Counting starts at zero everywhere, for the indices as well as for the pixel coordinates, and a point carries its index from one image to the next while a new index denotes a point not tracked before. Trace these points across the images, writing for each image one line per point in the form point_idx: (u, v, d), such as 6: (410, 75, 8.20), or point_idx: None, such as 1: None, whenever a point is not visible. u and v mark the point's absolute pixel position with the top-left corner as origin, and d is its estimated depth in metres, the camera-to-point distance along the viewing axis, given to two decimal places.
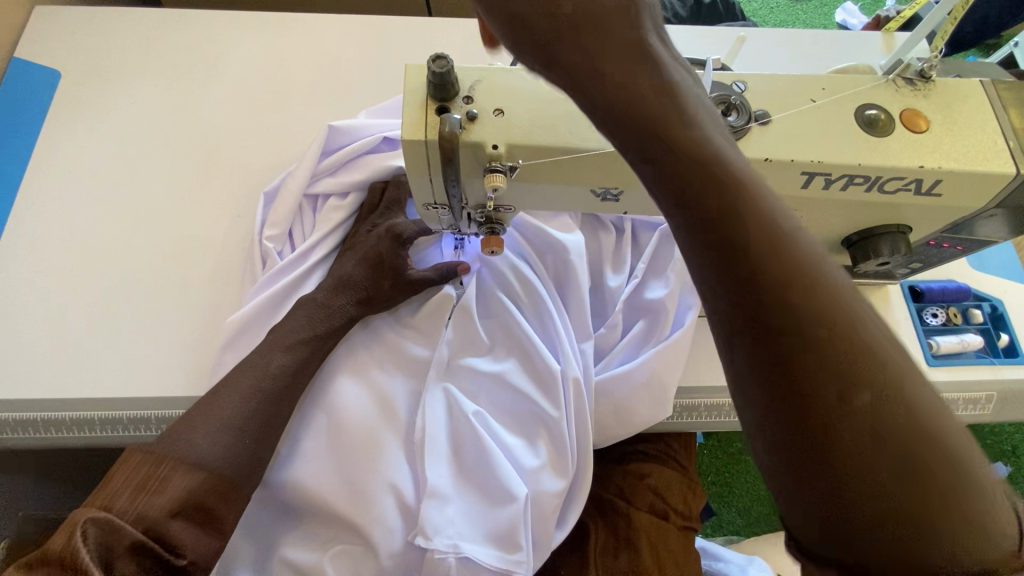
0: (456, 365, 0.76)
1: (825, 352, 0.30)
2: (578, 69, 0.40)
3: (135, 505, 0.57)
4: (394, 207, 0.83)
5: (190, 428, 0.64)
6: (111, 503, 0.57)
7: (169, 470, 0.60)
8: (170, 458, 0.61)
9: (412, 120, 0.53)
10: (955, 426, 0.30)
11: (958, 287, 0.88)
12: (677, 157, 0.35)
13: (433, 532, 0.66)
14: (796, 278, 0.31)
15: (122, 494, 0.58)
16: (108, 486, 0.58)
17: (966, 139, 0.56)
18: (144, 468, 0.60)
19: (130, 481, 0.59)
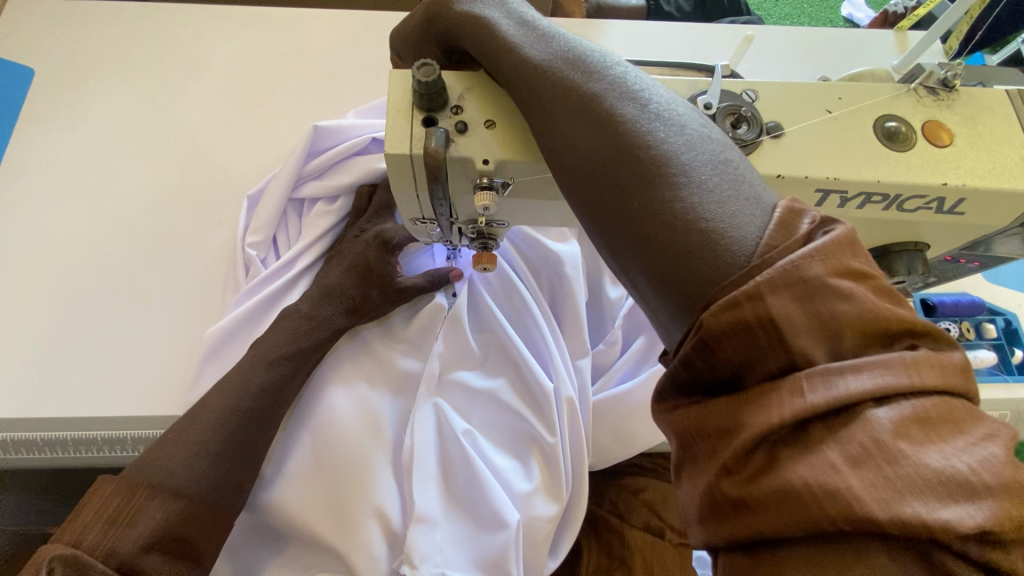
0: (446, 380, 0.72)
1: (693, 273, 0.32)
2: (518, 88, 0.45)
3: (107, 540, 0.53)
4: (384, 212, 0.78)
5: (164, 453, 0.59)
6: (80, 539, 0.53)
7: (144, 500, 0.56)
8: (143, 486, 0.57)
9: (397, 131, 0.48)
10: (829, 336, 0.29)
11: (972, 302, 0.84)
12: (570, 141, 0.40)
13: (421, 560, 0.62)
14: (657, 208, 0.34)
15: (94, 527, 0.53)
16: (79, 518, 0.54)
17: (992, 154, 0.52)
18: (116, 499, 0.55)
19: (101, 513, 0.54)
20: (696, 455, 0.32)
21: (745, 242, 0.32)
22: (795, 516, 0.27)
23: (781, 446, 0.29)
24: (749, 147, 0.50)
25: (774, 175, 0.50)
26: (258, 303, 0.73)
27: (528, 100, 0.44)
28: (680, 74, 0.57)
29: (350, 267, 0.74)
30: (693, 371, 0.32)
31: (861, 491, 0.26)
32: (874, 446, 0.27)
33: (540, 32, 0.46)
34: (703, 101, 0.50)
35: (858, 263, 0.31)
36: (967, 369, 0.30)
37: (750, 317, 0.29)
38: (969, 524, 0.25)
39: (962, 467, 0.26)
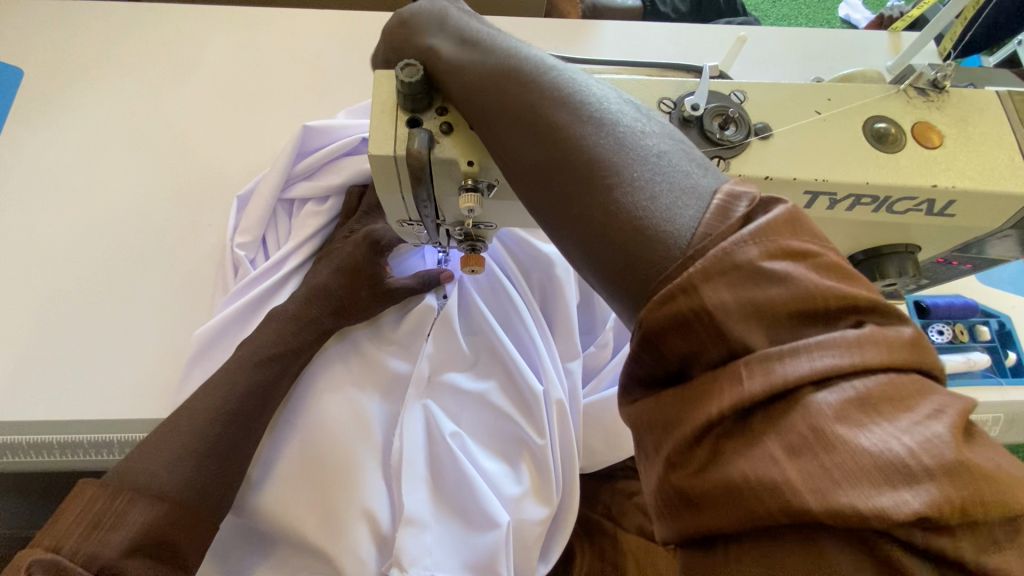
0: (437, 381, 0.72)
1: (629, 271, 0.33)
2: (465, 94, 0.45)
3: (88, 544, 0.52)
4: (373, 214, 0.77)
5: (147, 456, 0.59)
6: (60, 544, 0.52)
7: (126, 503, 0.55)
8: (126, 489, 0.56)
9: (380, 132, 0.48)
10: (767, 323, 0.29)
11: (965, 304, 0.83)
12: (514, 143, 0.40)
13: (410, 563, 0.62)
14: (595, 206, 0.35)
15: (75, 531, 0.53)
16: (60, 522, 0.53)
17: (982, 155, 0.52)
18: (98, 503, 0.55)
19: (82, 517, 0.54)
20: (650, 449, 0.32)
21: (677, 234, 0.32)
22: (735, 508, 0.27)
23: (726, 438, 0.29)
24: (737, 149, 0.50)
25: (763, 176, 0.50)
26: (246, 304, 0.72)
27: (475, 104, 0.44)
28: (668, 75, 0.57)
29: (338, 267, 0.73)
30: (642, 366, 0.32)
31: (795, 481, 0.26)
32: (811, 435, 0.26)
33: (481, 37, 0.46)
34: (690, 102, 0.50)
35: (798, 242, 0.31)
36: (922, 342, 0.29)
37: (684, 308, 0.29)
38: (906, 510, 0.24)
39: (902, 448, 0.25)
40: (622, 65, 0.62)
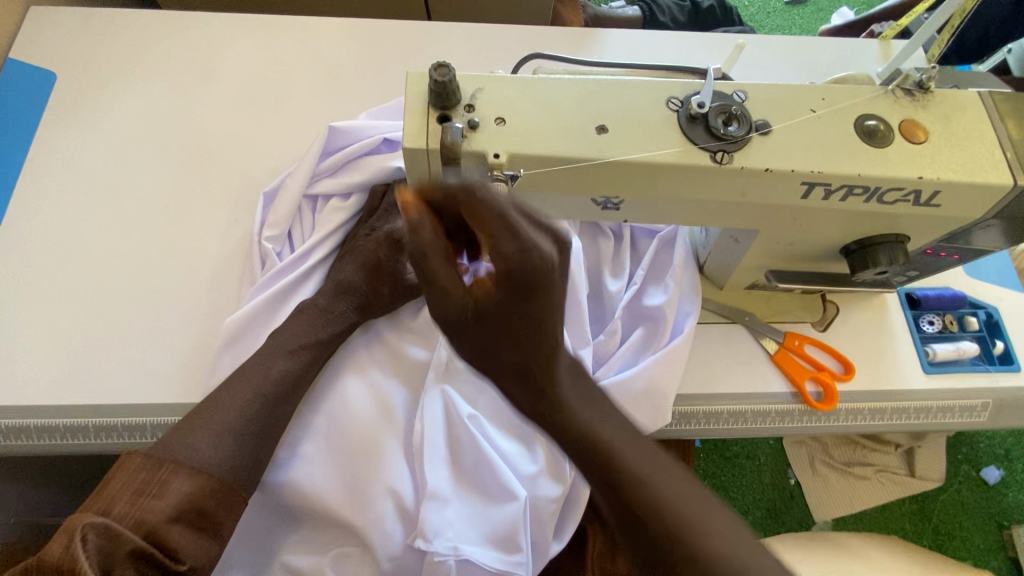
0: (455, 367, 0.74)
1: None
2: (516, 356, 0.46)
3: (134, 510, 0.57)
4: (395, 211, 0.81)
5: (187, 432, 0.62)
6: (110, 508, 0.57)
7: (167, 474, 0.60)
8: (167, 461, 0.60)
9: (413, 128, 0.52)
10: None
11: (953, 295, 0.88)
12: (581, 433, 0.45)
13: (433, 534, 0.65)
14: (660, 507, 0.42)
15: (121, 498, 0.58)
16: (107, 489, 0.58)
17: (964, 150, 0.56)
18: (142, 472, 0.59)
19: (128, 484, 0.58)
20: None
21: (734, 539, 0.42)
22: None
23: None
24: (739, 143, 0.54)
25: (763, 168, 0.54)
26: (274, 294, 0.76)
27: (536, 371, 0.46)
28: (674, 76, 0.61)
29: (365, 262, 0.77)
30: None
31: None
32: None
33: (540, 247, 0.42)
34: (696, 100, 0.54)
35: None
36: None
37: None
38: None
39: None
40: (631, 68, 0.67)
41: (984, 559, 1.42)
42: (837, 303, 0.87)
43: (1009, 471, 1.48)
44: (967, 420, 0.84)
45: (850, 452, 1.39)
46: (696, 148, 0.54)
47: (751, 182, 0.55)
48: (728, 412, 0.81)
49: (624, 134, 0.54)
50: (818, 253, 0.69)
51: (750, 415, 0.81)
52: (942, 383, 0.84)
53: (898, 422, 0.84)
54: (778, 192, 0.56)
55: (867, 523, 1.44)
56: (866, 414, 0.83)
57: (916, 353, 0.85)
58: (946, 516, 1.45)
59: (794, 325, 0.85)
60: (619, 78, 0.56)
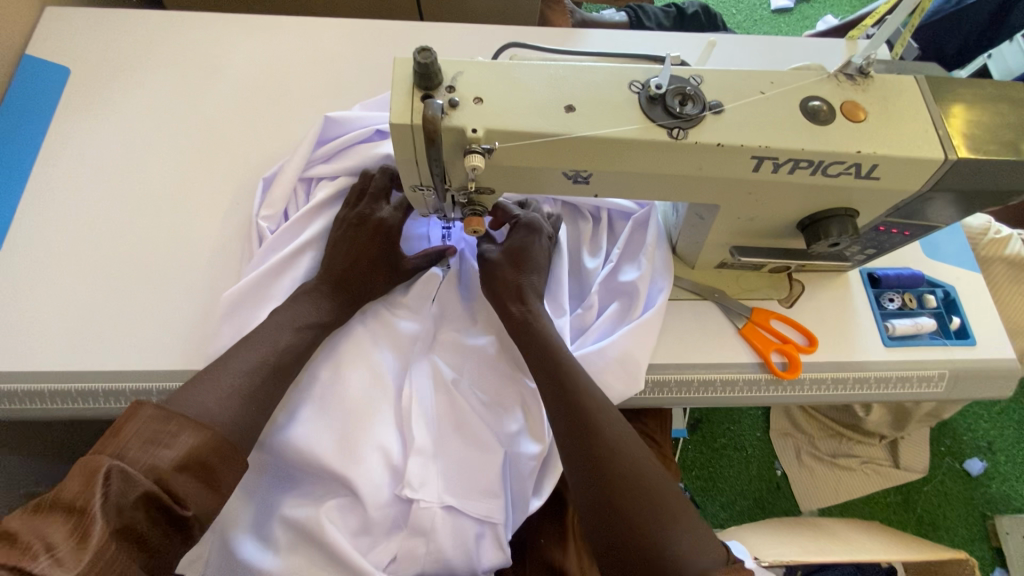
0: (440, 339, 0.81)
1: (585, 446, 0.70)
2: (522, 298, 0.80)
3: (147, 457, 0.60)
4: (383, 196, 0.84)
5: (196, 392, 0.67)
6: (122, 453, 0.60)
7: (178, 426, 0.63)
8: (178, 416, 0.64)
9: (399, 105, 0.58)
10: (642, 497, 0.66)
11: (912, 274, 0.93)
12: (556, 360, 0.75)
13: (420, 485, 0.71)
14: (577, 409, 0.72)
15: (133, 445, 0.60)
16: (119, 437, 0.60)
17: (900, 128, 0.62)
18: (153, 423, 0.62)
19: (141, 432, 0.61)
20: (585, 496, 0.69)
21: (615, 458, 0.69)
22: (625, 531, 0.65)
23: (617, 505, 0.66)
24: (693, 121, 0.60)
25: (716, 143, 0.60)
26: (269, 270, 0.81)
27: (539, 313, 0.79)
28: (639, 64, 0.67)
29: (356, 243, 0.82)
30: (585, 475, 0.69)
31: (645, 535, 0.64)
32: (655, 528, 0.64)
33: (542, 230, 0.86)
34: (654, 83, 0.60)
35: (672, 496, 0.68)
36: None
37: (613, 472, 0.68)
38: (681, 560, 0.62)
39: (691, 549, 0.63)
40: (602, 58, 0.73)
41: (967, 547, 1.46)
42: (803, 282, 0.92)
43: (991, 461, 1.52)
44: (927, 392, 0.89)
45: (836, 444, 1.45)
46: (655, 125, 0.60)
47: (706, 156, 0.61)
48: (697, 381, 0.86)
49: (591, 113, 0.60)
50: (776, 228, 0.75)
51: (719, 384, 0.86)
52: (901, 355, 0.89)
53: (861, 392, 0.89)
54: (731, 165, 0.62)
55: (851, 511, 1.48)
56: (830, 383, 0.88)
57: (877, 327, 0.90)
58: (930, 505, 1.49)
59: (763, 302, 0.91)
60: (588, 65, 0.62)
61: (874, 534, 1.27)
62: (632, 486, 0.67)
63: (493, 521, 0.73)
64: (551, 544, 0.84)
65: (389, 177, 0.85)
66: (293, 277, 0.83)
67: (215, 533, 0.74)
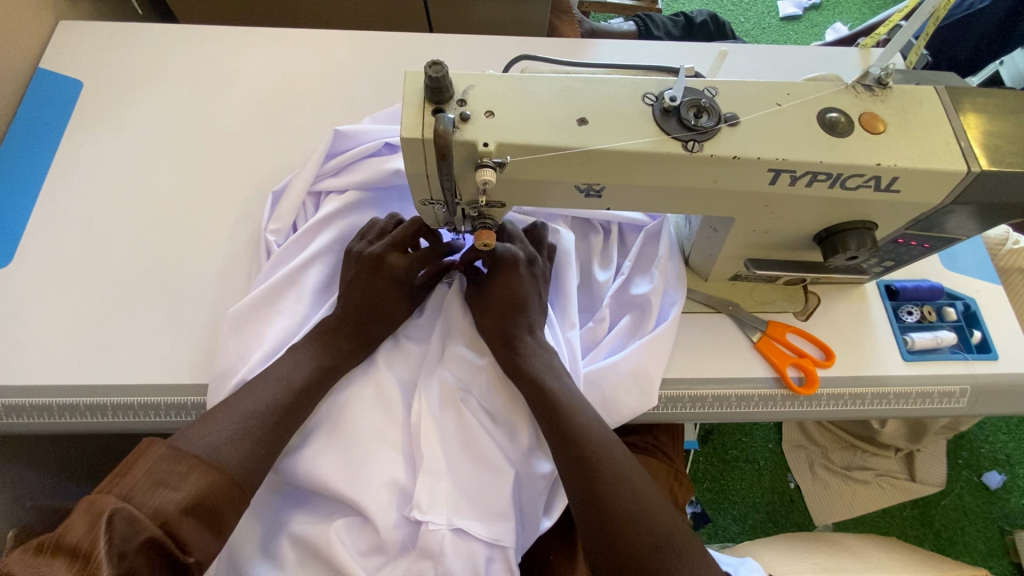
0: (449, 354, 0.79)
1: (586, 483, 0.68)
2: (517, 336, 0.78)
3: (153, 499, 0.58)
4: (406, 243, 0.82)
5: (205, 428, 0.66)
6: (130, 494, 0.58)
7: (187, 467, 0.62)
8: (189, 455, 0.63)
9: (410, 119, 0.57)
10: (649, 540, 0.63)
11: (930, 287, 0.91)
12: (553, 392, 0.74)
13: (428, 506, 0.69)
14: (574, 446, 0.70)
15: (142, 486, 0.59)
16: (128, 477, 0.59)
17: (921, 141, 0.61)
18: (163, 463, 0.61)
19: (150, 473, 0.60)
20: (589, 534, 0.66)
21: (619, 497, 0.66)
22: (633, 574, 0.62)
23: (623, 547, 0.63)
24: (709, 134, 0.59)
25: (731, 156, 0.59)
26: (277, 284, 0.80)
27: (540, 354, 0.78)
28: (652, 75, 0.66)
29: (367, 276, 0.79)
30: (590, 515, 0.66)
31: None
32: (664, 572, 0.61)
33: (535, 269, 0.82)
34: (669, 95, 0.59)
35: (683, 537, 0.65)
36: None
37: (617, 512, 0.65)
38: None
39: None
40: (613, 69, 0.72)
41: (987, 564, 1.41)
42: (819, 295, 0.91)
43: (1009, 474, 1.48)
44: (948, 407, 0.87)
45: (850, 456, 1.41)
46: (669, 138, 0.59)
47: (721, 169, 0.60)
48: (711, 396, 0.84)
49: (605, 126, 0.59)
50: (792, 241, 0.73)
51: (734, 400, 0.84)
52: (921, 370, 0.87)
53: (880, 408, 0.87)
54: (746, 179, 0.61)
55: (867, 526, 1.44)
56: (847, 399, 0.86)
57: (895, 341, 0.88)
58: (948, 521, 1.45)
59: (777, 315, 0.89)
60: (601, 77, 0.62)
61: (891, 550, 1.23)
62: (636, 524, 0.64)
63: (504, 545, 0.71)
64: (561, 564, 0.83)
65: (416, 228, 0.82)
66: (301, 291, 0.82)
67: (225, 553, 0.73)
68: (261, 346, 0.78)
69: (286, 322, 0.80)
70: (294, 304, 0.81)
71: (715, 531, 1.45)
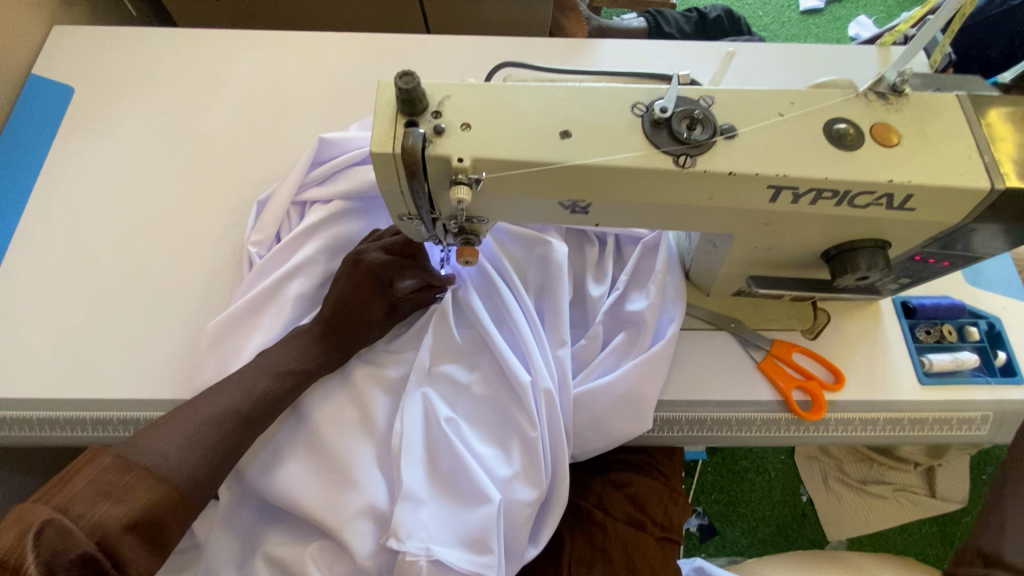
0: (435, 371, 0.76)
1: None
2: None
3: (92, 513, 0.56)
4: (392, 252, 0.79)
5: (158, 436, 0.63)
6: (68, 506, 0.55)
7: (135, 479, 0.59)
8: (138, 466, 0.60)
9: (381, 132, 0.54)
10: None
11: (951, 304, 0.84)
12: None
13: (406, 535, 0.66)
14: None
15: (83, 497, 0.56)
16: (70, 486, 0.57)
17: (941, 153, 0.55)
18: (109, 473, 0.59)
19: (94, 483, 0.57)
20: None
21: None
22: None
23: None
24: (702, 147, 0.54)
25: (726, 172, 0.54)
26: (258, 296, 0.77)
27: None
28: (644, 83, 0.62)
29: (344, 285, 0.76)
30: None
31: None
32: None
33: None
34: (659, 105, 0.55)
35: None
36: None
37: None
38: None
39: None
40: (606, 75, 0.68)
41: None
42: (828, 312, 0.85)
43: None
44: (967, 433, 0.82)
45: (866, 469, 1.33)
46: (659, 152, 0.54)
47: (716, 185, 0.55)
48: (710, 419, 0.80)
49: (588, 139, 0.55)
50: (798, 259, 0.68)
51: (734, 423, 0.80)
52: (939, 394, 0.81)
53: (892, 434, 0.81)
54: (743, 196, 0.57)
55: (882, 543, 1.38)
56: (857, 424, 0.81)
57: (911, 362, 0.82)
58: None
59: (782, 333, 0.84)
60: (588, 85, 0.57)
61: None
62: None
63: None
64: None
65: (402, 241, 0.79)
66: (282, 303, 0.79)
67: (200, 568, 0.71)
68: (240, 360, 0.76)
69: (266, 335, 0.77)
70: (275, 318, 0.78)
71: (722, 544, 1.40)
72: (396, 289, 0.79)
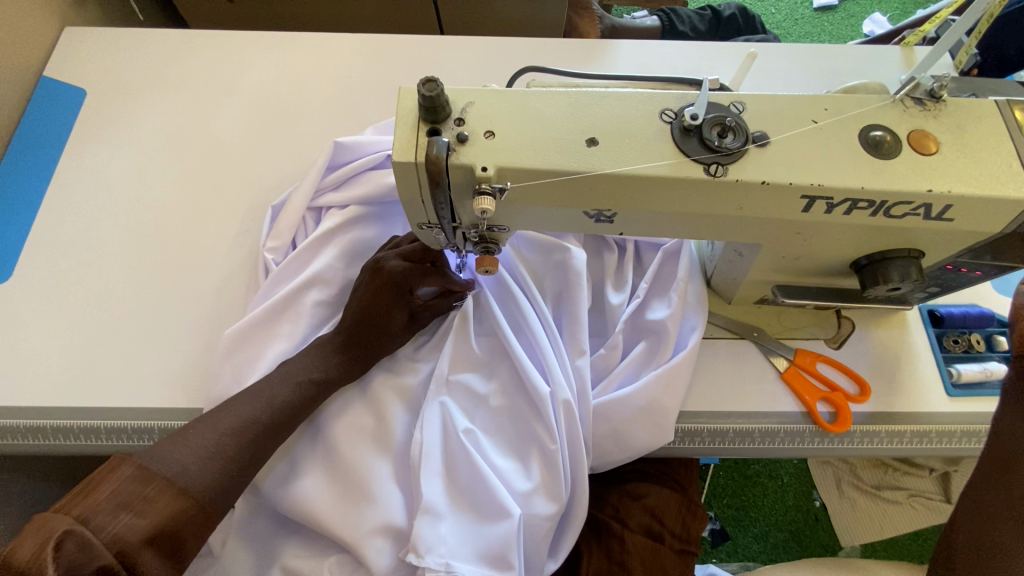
0: (453, 381, 0.75)
1: None
2: None
3: (114, 524, 0.55)
4: (412, 258, 0.77)
5: (178, 446, 0.62)
6: (89, 517, 0.54)
7: (156, 491, 0.58)
8: (159, 478, 0.59)
9: (403, 140, 0.53)
10: None
11: (980, 313, 0.82)
12: None
13: (425, 550, 0.65)
14: None
15: (105, 508, 0.55)
16: (93, 496, 0.56)
17: (982, 162, 0.53)
18: (131, 484, 0.58)
19: (115, 495, 0.56)
20: None
21: None
22: None
23: None
24: (734, 156, 0.53)
25: (759, 181, 0.52)
26: (275, 303, 0.76)
27: None
28: (671, 88, 0.60)
29: (364, 293, 0.75)
30: None
31: None
32: None
33: None
34: (690, 112, 0.53)
35: None
36: None
37: None
38: None
39: None
40: (629, 79, 0.66)
41: None
42: (853, 320, 0.83)
43: None
44: None
45: (880, 474, 1.25)
46: (689, 161, 0.53)
47: (747, 195, 0.54)
48: (731, 430, 0.78)
49: (616, 147, 0.53)
50: (827, 268, 0.66)
51: (757, 435, 0.78)
52: (968, 406, 0.78)
53: (919, 447, 0.79)
54: (775, 206, 0.55)
55: (898, 549, 1.36)
56: (883, 436, 0.78)
57: (938, 372, 0.80)
58: None
59: (806, 342, 0.82)
60: (613, 90, 0.56)
61: None
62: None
63: None
64: None
65: (421, 248, 0.77)
66: (299, 311, 0.78)
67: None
68: (257, 369, 0.75)
69: (284, 343, 0.76)
70: (292, 326, 0.77)
71: (734, 549, 1.38)
72: (415, 298, 0.78)
